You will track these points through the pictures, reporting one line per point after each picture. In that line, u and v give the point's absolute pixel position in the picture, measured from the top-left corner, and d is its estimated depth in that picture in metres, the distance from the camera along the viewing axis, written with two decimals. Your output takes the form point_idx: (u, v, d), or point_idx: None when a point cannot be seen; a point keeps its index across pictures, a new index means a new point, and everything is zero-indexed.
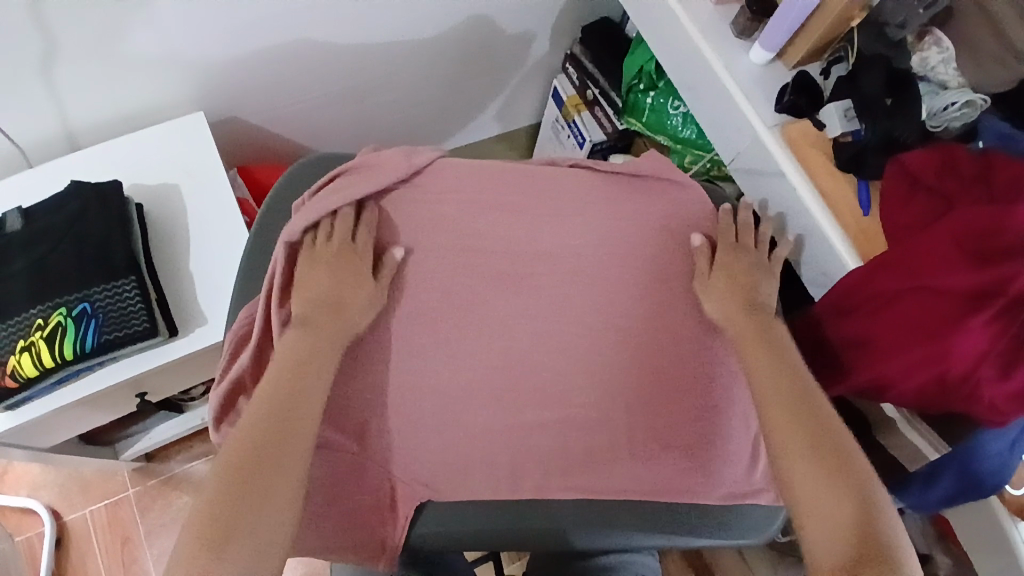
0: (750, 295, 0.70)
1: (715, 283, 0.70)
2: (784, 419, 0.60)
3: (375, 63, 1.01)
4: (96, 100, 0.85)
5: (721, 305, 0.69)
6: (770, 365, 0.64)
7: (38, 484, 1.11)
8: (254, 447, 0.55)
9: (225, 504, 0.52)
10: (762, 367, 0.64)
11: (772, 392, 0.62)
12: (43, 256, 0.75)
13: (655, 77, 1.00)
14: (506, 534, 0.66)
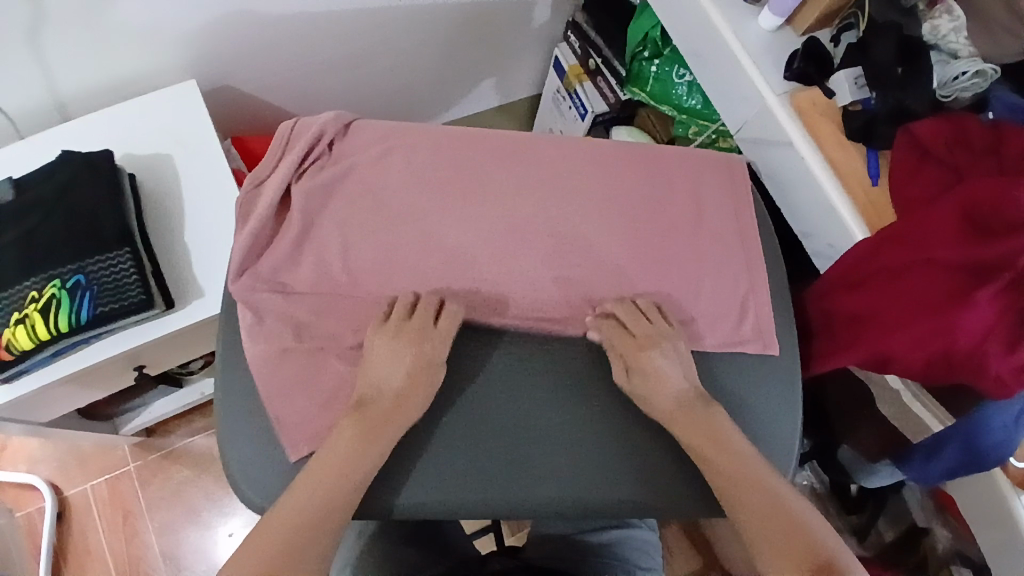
0: (678, 397, 0.65)
1: (637, 386, 0.66)
2: (725, 473, 0.61)
3: (370, 30, 0.98)
4: (85, 69, 0.83)
5: (655, 390, 0.65)
6: (721, 451, 0.62)
7: (37, 459, 1.11)
8: (321, 498, 0.57)
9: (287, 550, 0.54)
10: (711, 449, 0.62)
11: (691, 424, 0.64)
12: (34, 228, 0.73)
13: (660, 43, 0.97)
14: (495, 500, 0.64)
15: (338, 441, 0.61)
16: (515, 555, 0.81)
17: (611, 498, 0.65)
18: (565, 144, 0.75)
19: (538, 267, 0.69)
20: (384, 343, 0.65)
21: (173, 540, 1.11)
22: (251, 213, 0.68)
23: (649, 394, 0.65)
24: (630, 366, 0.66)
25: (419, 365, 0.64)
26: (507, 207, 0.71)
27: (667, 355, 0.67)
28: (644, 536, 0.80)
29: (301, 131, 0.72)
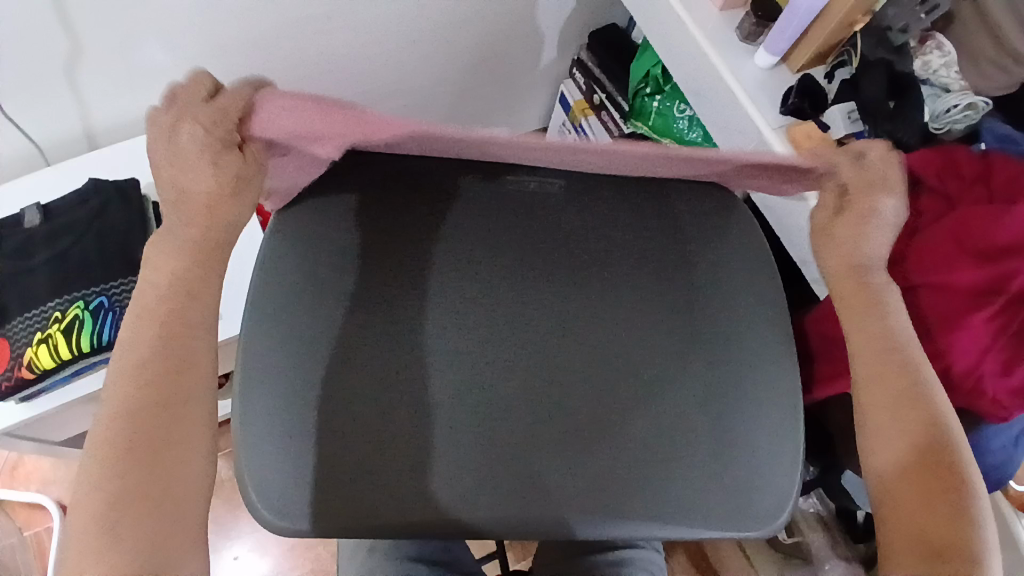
0: (861, 262, 0.64)
1: (841, 230, 0.64)
2: (889, 386, 0.59)
3: (388, 68, 1.03)
4: (115, 102, 0.87)
5: (861, 244, 0.63)
6: (889, 362, 0.60)
7: (48, 480, 1.12)
8: (144, 394, 0.51)
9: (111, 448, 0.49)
10: (874, 362, 0.61)
11: (866, 324, 0.62)
12: (62, 252, 0.77)
13: (661, 80, 1.01)
14: (504, 522, 0.61)
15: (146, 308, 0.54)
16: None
17: (626, 518, 0.62)
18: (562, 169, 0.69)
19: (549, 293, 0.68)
20: (160, 141, 0.54)
21: None
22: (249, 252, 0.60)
23: (853, 242, 0.64)
24: (840, 210, 0.64)
25: (195, 159, 0.54)
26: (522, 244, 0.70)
27: (891, 208, 0.64)
28: (651, 557, 0.80)
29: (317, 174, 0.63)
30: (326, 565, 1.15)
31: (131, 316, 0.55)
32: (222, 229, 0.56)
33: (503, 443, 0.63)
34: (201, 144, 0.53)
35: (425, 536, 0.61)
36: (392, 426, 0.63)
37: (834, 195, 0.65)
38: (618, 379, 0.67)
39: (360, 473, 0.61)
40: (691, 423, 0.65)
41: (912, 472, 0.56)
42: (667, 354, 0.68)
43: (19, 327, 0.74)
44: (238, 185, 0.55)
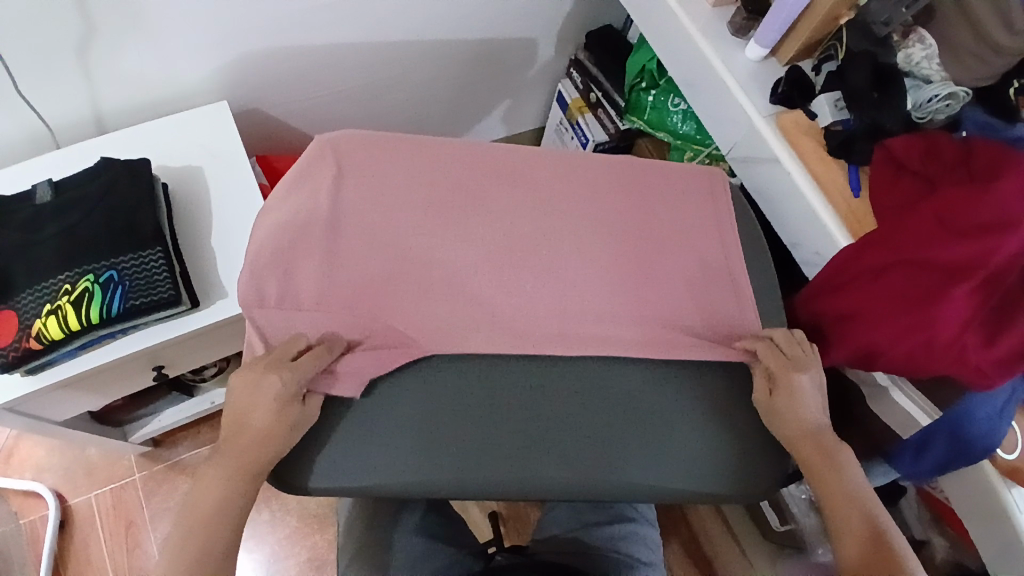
0: (814, 428, 0.65)
1: (778, 402, 0.66)
2: (834, 499, 0.62)
3: (393, 61, 1.07)
4: (127, 86, 0.90)
5: (802, 414, 0.65)
6: (834, 473, 0.63)
7: (43, 468, 1.12)
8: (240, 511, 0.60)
9: (197, 553, 0.57)
10: (826, 479, 0.63)
11: (802, 443, 0.65)
12: (73, 227, 0.78)
13: (656, 75, 1.04)
14: (502, 481, 0.64)
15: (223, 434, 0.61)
16: (519, 552, 0.83)
17: (626, 480, 0.65)
18: (561, 156, 0.77)
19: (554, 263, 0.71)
20: (243, 391, 0.61)
21: None
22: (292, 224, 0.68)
23: (791, 415, 0.66)
24: (775, 386, 0.67)
25: (262, 395, 0.60)
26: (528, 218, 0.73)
27: (817, 380, 0.67)
28: (646, 532, 0.83)
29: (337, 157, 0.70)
30: (322, 555, 1.15)
31: (233, 388, 0.61)
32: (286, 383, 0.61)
33: (503, 409, 0.66)
34: (275, 394, 0.60)
35: (447, 494, 0.64)
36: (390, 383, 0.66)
37: (765, 374, 0.68)
38: (619, 347, 0.69)
39: (361, 429, 0.64)
40: (689, 388, 0.69)
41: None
42: (667, 323, 0.71)
43: (28, 300, 0.75)
44: (294, 426, 0.61)
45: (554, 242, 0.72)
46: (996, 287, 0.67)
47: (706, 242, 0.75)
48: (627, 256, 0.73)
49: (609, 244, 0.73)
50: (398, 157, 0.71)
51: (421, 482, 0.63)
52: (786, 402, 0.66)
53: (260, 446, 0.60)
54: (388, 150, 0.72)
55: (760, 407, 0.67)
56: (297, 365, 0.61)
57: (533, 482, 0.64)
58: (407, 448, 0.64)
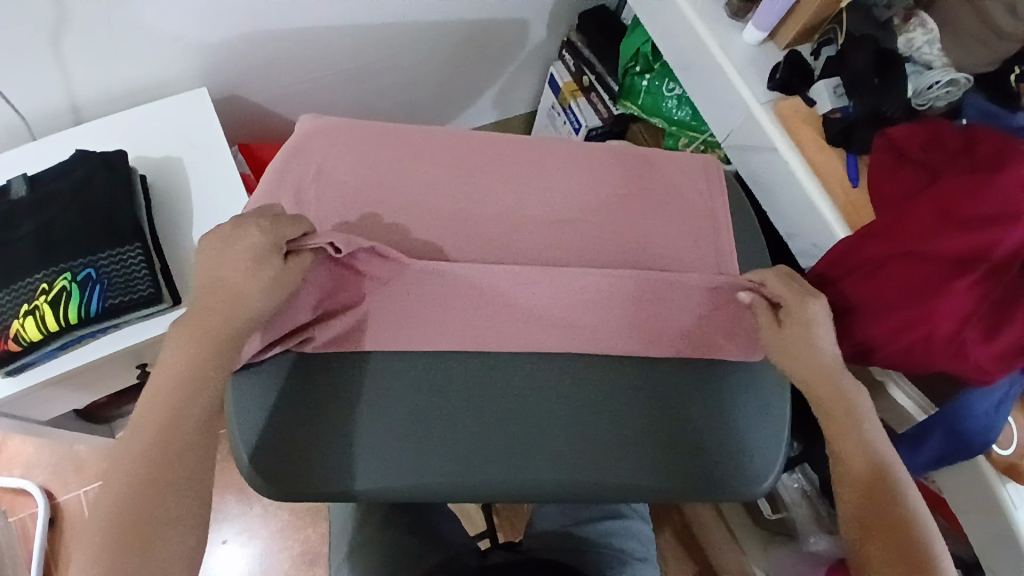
0: (826, 362, 0.65)
1: (790, 332, 0.65)
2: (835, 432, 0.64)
3: (382, 44, 1.03)
4: (102, 74, 0.86)
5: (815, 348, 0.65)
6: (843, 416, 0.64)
7: (32, 464, 1.10)
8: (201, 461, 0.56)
9: (159, 518, 0.53)
10: (832, 410, 0.64)
11: (812, 376, 0.65)
12: (48, 224, 0.76)
13: (651, 58, 1.00)
14: (496, 484, 0.63)
15: (166, 375, 0.57)
16: (512, 549, 0.83)
17: (620, 481, 0.64)
18: (553, 147, 0.75)
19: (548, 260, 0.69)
20: (215, 257, 0.60)
21: None
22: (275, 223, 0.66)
23: (803, 347, 0.65)
24: (786, 316, 0.66)
25: (221, 342, 0.58)
26: (520, 213, 0.71)
27: (825, 309, 0.66)
28: (638, 527, 0.83)
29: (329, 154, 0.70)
30: (316, 548, 1.14)
31: (175, 332, 0.59)
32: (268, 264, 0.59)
33: (495, 411, 0.65)
34: (253, 246, 0.59)
35: (438, 497, 0.63)
36: (364, 379, 0.64)
37: (771, 309, 0.67)
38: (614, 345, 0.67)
39: (344, 427, 0.63)
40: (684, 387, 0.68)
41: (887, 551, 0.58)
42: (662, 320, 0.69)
43: (5, 299, 0.73)
44: (272, 282, 0.59)
45: (548, 238, 0.70)
46: (997, 281, 0.66)
47: (702, 235, 0.73)
48: (621, 249, 0.71)
49: (603, 240, 0.71)
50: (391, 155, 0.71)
51: (421, 483, 0.62)
52: (796, 329, 0.65)
53: (198, 380, 0.57)
54: (380, 150, 0.71)
55: (771, 343, 0.66)
56: (281, 222, 0.60)
57: (524, 485, 0.63)
58: (396, 447, 0.63)
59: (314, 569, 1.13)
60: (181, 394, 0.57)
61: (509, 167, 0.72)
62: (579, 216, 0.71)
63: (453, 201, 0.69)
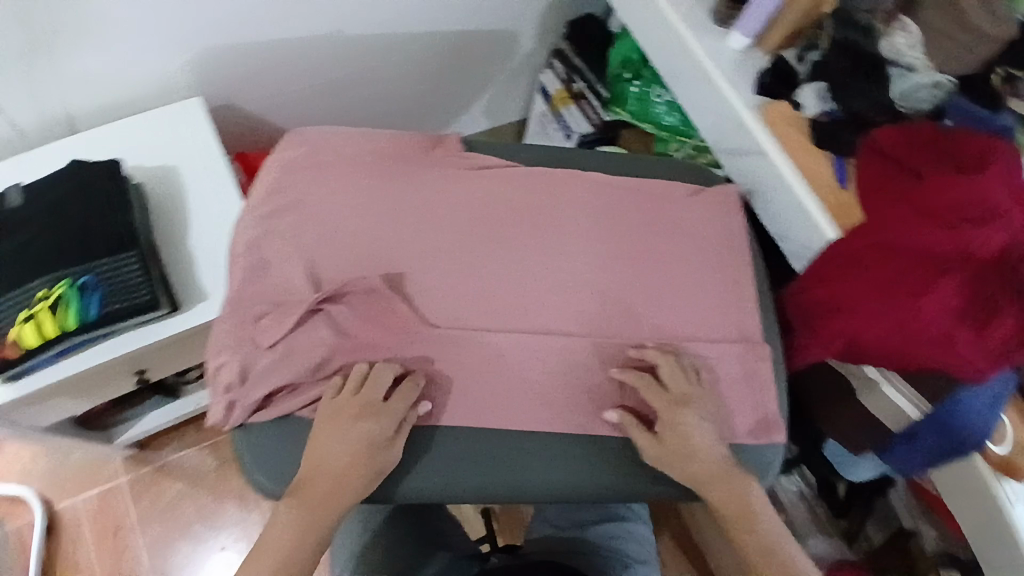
0: (719, 470, 0.67)
1: (669, 448, 0.67)
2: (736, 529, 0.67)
3: (376, 54, 1.05)
4: (98, 83, 0.87)
5: (702, 440, 0.68)
6: (744, 518, 0.67)
7: (28, 473, 1.10)
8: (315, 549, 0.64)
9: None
10: (726, 507, 0.67)
11: (708, 481, 0.67)
12: (45, 232, 0.77)
13: (640, 66, 1.02)
14: (493, 482, 0.68)
15: (320, 437, 0.65)
16: (510, 552, 0.83)
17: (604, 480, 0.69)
18: (546, 164, 0.80)
19: (540, 268, 0.73)
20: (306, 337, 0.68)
21: (163, 554, 1.09)
22: (285, 232, 0.71)
23: (682, 457, 0.67)
24: (660, 434, 0.68)
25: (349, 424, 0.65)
26: (509, 223, 0.74)
27: (699, 417, 0.68)
28: (640, 531, 0.83)
29: (333, 175, 0.74)
30: None
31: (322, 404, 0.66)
32: (373, 384, 0.66)
33: (490, 412, 0.68)
34: (359, 379, 0.67)
35: (436, 497, 0.69)
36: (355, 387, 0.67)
37: (639, 425, 0.68)
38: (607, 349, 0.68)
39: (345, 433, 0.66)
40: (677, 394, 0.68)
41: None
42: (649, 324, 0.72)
43: (6, 307, 0.75)
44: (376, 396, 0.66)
45: (540, 245, 0.73)
46: (988, 278, 0.66)
47: (687, 240, 0.76)
48: (609, 250, 0.74)
49: (592, 246, 0.74)
50: (391, 171, 0.75)
51: (436, 489, 0.68)
52: (676, 438, 0.67)
53: (336, 449, 0.65)
54: (382, 167, 0.75)
55: (655, 456, 0.67)
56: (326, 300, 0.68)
57: (524, 492, 0.69)
58: (412, 456, 0.68)
59: None
60: (322, 460, 0.65)
61: (502, 182, 0.76)
62: (569, 224, 0.75)
63: (449, 215, 0.74)
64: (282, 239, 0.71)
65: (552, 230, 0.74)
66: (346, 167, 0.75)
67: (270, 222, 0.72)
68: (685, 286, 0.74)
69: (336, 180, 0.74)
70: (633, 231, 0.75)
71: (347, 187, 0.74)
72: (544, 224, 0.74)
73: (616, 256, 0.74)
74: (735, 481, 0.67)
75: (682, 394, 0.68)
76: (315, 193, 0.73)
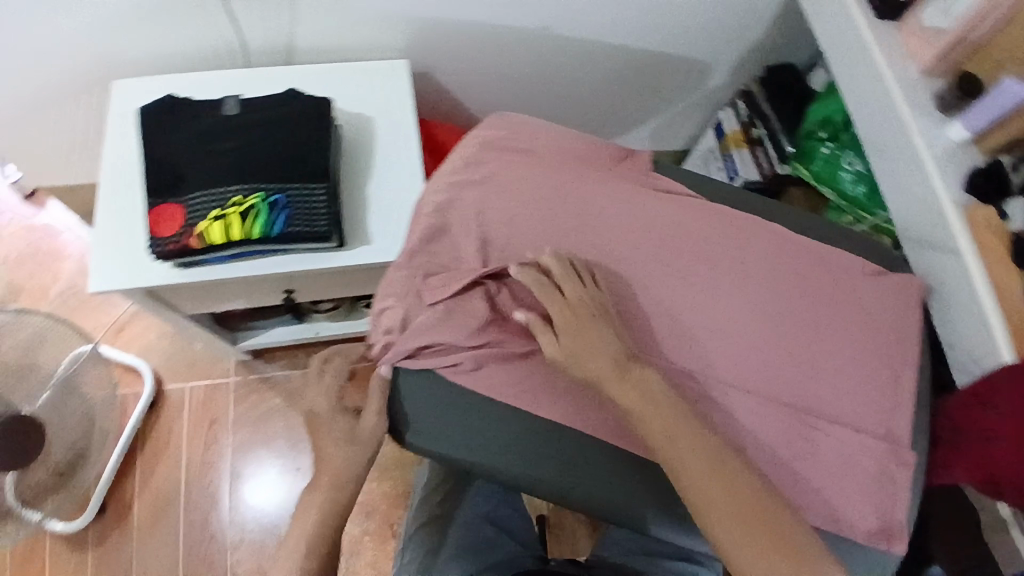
0: (662, 395, 0.67)
1: (584, 353, 0.69)
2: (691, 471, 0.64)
3: (571, 57, 1.06)
4: (322, 23, 0.93)
5: (647, 403, 0.66)
6: (686, 447, 0.64)
7: (149, 349, 1.21)
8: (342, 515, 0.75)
9: (310, 545, 0.72)
10: (670, 440, 0.65)
11: (649, 411, 0.66)
12: (249, 145, 0.83)
13: (839, 129, 0.98)
14: (612, 496, 0.71)
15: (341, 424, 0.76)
16: (578, 565, 0.84)
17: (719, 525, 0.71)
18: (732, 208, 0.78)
19: (699, 307, 0.72)
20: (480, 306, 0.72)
21: (245, 458, 1.17)
22: (483, 208, 0.75)
23: (592, 358, 0.68)
24: (561, 335, 0.70)
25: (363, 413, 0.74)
26: (682, 255, 0.74)
27: (607, 329, 0.69)
28: None
29: (524, 165, 0.76)
30: (374, 504, 1.21)
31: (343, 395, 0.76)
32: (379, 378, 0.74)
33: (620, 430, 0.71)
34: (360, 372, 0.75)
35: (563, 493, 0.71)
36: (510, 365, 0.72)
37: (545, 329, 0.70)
38: None
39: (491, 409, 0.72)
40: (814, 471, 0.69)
41: (764, 561, 0.60)
42: (792, 394, 0.71)
43: (198, 202, 0.81)
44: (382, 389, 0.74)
45: (705, 285, 0.73)
46: None
47: (851, 322, 0.73)
48: (772, 309, 0.73)
49: (754, 299, 0.73)
50: (580, 176, 0.76)
51: (426, 450, 0.72)
52: (584, 341, 0.69)
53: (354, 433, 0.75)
54: (572, 171, 0.77)
55: (562, 357, 0.69)
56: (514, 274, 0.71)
57: (501, 470, 0.71)
58: (405, 412, 0.73)
59: (368, 521, 1.20)
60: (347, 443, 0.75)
61: (683, 214, 0.76)
62: (739, 272, 0.74)
63: (627, 234, 0.75)
64: (474, 210, 0.75)
65: (719, 274, 0.74)
66: (541, 161, 0.77)
67: (461, 195, 0.76)
68: (841, 367, 0.72)
69: (530, 171, 0.76)
70: (801, 298, 0.74)
71: (537, 179, 0.76)
72: (712, 265, 0.74)
73: (778, 316, 0.73)
74: (682, 417, 0.66)
75: (615, 322, 0.71)
76: (509, 177, 0.76)
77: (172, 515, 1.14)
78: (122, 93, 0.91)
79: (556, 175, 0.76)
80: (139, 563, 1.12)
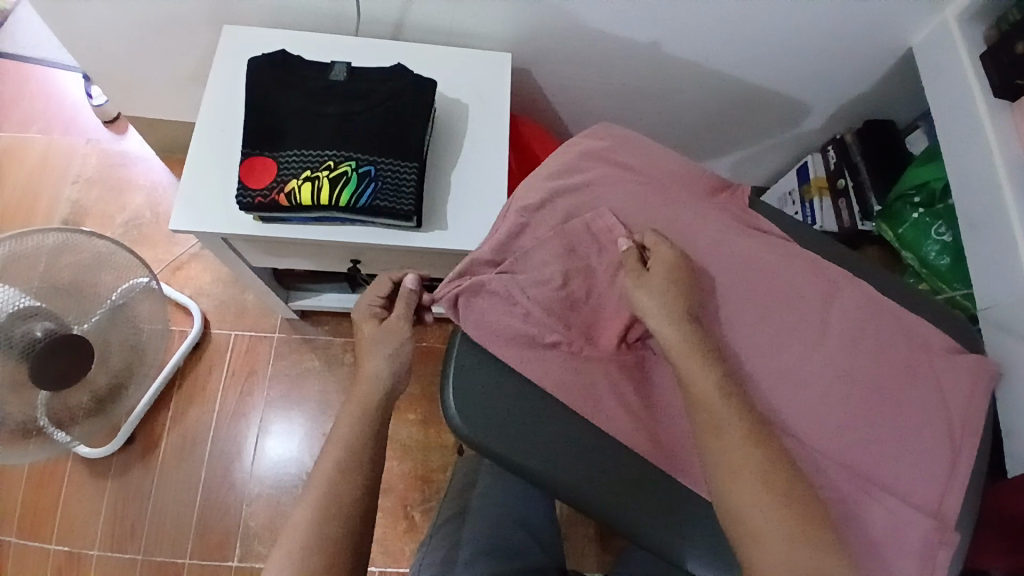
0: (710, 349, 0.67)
1: (661, 288, 0.68)
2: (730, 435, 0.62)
3: (669, 77, 1.06)
4: (436, 6, 0.93)
5: (698, 388, 0.65)
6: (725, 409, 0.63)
7: (202, 291, 1.25)
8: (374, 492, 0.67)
9: (329, 494, 0.64)
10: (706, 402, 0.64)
11: (697, 371, 0.65)
12: (352, 115, 0.84)
13: (935, 196, 0.97)
14: (651, 522, 0.66)
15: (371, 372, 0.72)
16: None
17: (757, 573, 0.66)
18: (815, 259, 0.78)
19: (772, 350, 0.72)
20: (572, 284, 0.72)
21: (275, 413, 1.19)
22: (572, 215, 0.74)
23: (672, 291, 0.68)
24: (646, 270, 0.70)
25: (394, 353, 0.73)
26: (762, 296, 0.74)
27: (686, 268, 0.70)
28: None
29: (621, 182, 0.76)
30: (391, 481, 1.22)
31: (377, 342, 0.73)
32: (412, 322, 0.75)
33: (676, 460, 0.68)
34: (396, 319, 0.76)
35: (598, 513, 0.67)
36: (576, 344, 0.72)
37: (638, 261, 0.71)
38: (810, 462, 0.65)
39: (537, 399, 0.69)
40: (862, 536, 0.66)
41: (785, 539, 0.58)
42: (859, 457, 0.69)
43: (292, 160, 0.81)
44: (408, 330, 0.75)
45: (781, 330, 0.73)
46: None
47: (929, 394, 0.71)
48: (848, 367, 0.72)
49: (829, 354, 0.72)
50: (673, 201, 0.76)
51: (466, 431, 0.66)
52: (670, 277, 0.69)
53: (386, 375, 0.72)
54: (666, 194, 0.77)
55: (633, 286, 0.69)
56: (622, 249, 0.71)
57: (548, 469, 0.66)
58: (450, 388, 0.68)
59: (383, 498, 1.21)
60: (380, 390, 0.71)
61: (770, 255, 0.76)
62: (816, 323, 0.73)
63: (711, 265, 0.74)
64: (562, 210, 0.74)
65: (797, 323, 0.73)
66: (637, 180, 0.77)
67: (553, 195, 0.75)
68: (911, 438, 0.69)
69: (626, 188, 0.76)
70: (877, 361, 0.72)
71: (632, 197, 0.76)
72: (791, 312, 0.73)
73: (855, 375, 0.71)
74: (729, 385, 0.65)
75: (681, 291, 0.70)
76: (604, 190, 0.76)
77: (195, 458, 1.16)
78: (234, 44, 0.93)
79: (650, 196, 0.76)
80: (156, 498, 1.13)
